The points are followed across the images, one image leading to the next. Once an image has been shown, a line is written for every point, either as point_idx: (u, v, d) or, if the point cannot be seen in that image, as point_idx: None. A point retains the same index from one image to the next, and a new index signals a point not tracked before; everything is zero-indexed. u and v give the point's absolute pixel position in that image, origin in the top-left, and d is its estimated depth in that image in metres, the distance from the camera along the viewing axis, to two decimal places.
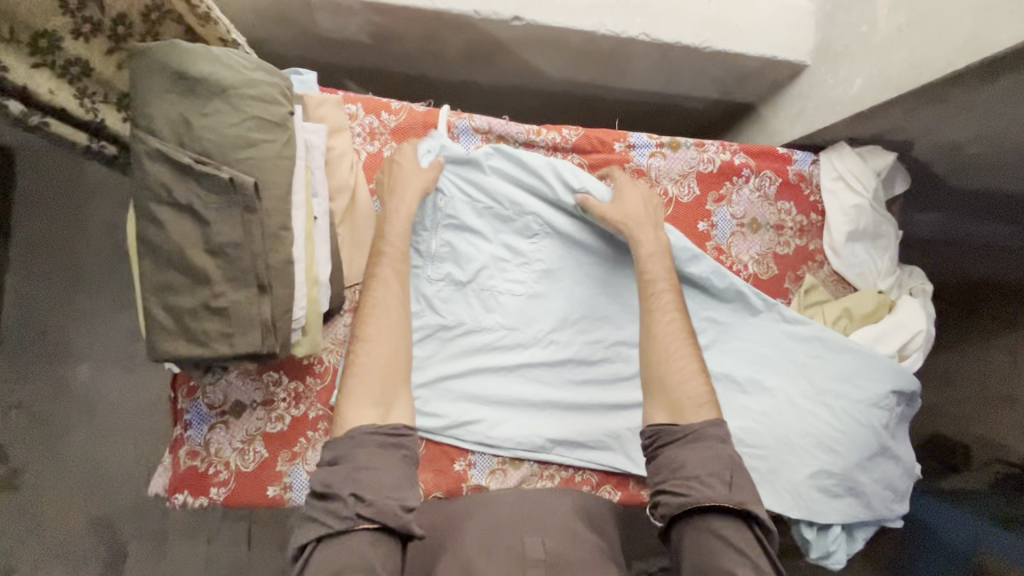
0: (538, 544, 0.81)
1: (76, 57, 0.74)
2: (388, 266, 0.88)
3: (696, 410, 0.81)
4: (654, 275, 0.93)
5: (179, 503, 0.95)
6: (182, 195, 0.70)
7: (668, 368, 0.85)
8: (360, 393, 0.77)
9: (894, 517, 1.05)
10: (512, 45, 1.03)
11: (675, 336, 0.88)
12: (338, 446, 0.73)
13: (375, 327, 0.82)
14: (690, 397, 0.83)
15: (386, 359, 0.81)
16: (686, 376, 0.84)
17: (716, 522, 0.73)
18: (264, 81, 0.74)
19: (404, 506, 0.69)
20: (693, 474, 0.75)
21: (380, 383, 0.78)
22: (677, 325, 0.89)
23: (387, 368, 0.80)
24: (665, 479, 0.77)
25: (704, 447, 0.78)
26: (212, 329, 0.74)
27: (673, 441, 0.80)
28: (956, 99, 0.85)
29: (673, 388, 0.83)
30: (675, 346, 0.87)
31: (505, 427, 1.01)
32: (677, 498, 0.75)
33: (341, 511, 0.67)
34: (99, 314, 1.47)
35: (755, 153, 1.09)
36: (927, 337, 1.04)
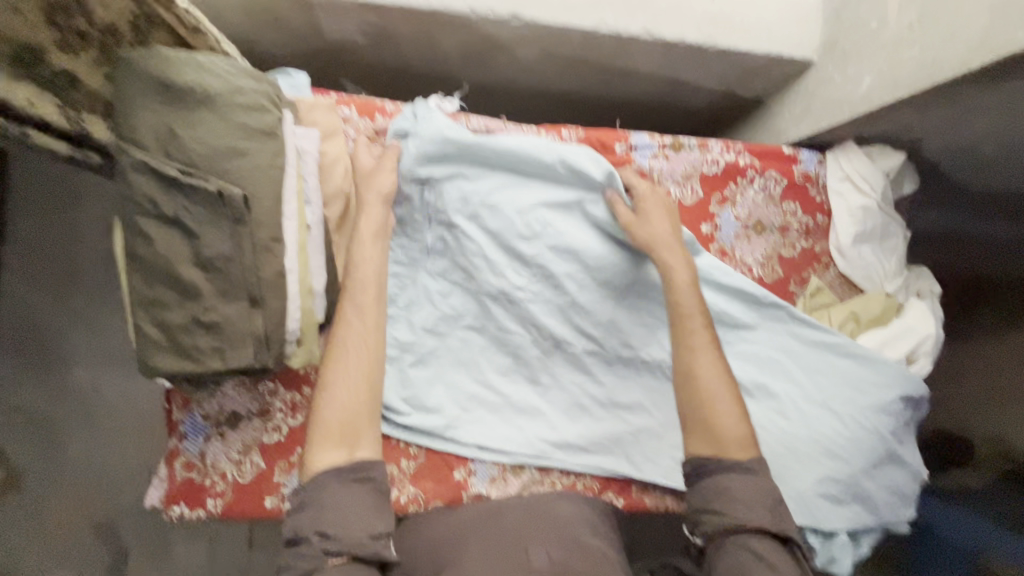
0: (544, 556, 0.81)
1: (63, 69, 0.72)
2: (348, 302, 0.84)
3: (741, 448, 0.81)
4: (688, 308, 0.89)
5: (175, 515, 0.94)
6: (169, 208, 0.68)
7: (717, 409, 0.83)
8: (323, 436, 0.77)
9: (901, 522, 1.03)
10: (510, 44, 0.99)
11: (714, 375, 0.85)
12: (303, 491, 0.74)
13: (337, 368, 0.80)
14: (733, 436, 0.82)
15: (351, 400, 0.79)
16: (729, 418, 0.82)
17: (753, 541, 0.76)
18: (253, 89, 0.71)
19: (371, 535, 0.72)
20: (738, 499, 0.79)
21: (346, 425, 0.78)
22: (716, 364, 0.85)
23: (352, 411, 0.78)
24: (709, 501, 0.80)
25: (746, 478, 0.80)
26: (204, 344, 0.72)
27: (714, 471, 0.81)
28: (968, 99, 0.82)
29: (722, 428, 0.82)
30: (714, 384, 0.84)
31: (502, 430, 1.00)
32: (720, 518, 0.78)
33: (308, 551, 0.71)
34: (94, 318, 1.45)
35: (760, 153, 1.06)
36: (935, 341, 1.02)
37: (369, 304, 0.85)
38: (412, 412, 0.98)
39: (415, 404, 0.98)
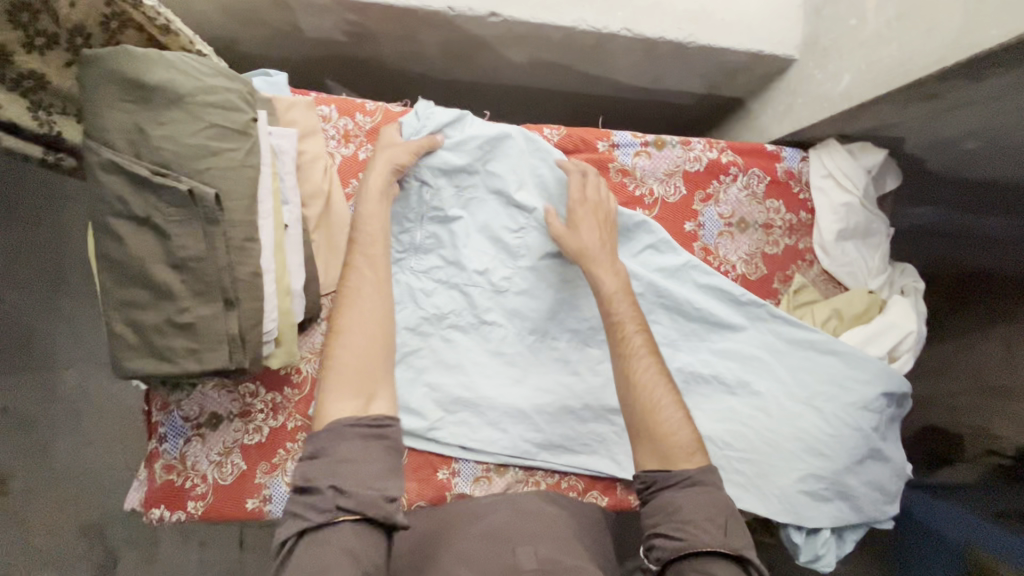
0: (531, 555, 0.78)
1: (30, 70, 0.70)
2: (360, 253, 0.84)
3: (688, 456, 0.78)
4: (621, 316, 0.87)
5: (156, 518, 0.93)
6: (141, 208, 0.67)
7: (658, 418, 0.79)
8: (339, 385, 0.74)
9: (884, 519, 1.04)
10: (490, 42, 0.99)
11: (655, 383, 0.82)
12: (317, 438, 0.70)
13: (350, 319, 0.78)
14: (679, 445, 0.78)
15: (366, 349, 0.77)
16: (675, 427, 0.79)
17: (712, 565, 0.70)
18: (225, 87, 0.70)
19: (386, 497, 0.67)
20: (688, 518, 0.73)
21: (359, 375, 0.75)
22: (654, 369, 0.83)
23: (366, 360, 0.76)
24: (660, 522, 0.75)
25: (700, 492, 0.75)
26: (178, 345, 0.71)
27: (668, 486, 0.76)
28: (947, 96, 0.82)
29: (667, 436, 0.78)
30: (659, 396, 0.81)
31: (485, 432, 0.99)
32: (673, 543, 0.72)
33: (321, 503, 0.66)
34: (79, 321, 1.44)
35: (743, 150, 1.06)
36: (918, 337, 1.02)
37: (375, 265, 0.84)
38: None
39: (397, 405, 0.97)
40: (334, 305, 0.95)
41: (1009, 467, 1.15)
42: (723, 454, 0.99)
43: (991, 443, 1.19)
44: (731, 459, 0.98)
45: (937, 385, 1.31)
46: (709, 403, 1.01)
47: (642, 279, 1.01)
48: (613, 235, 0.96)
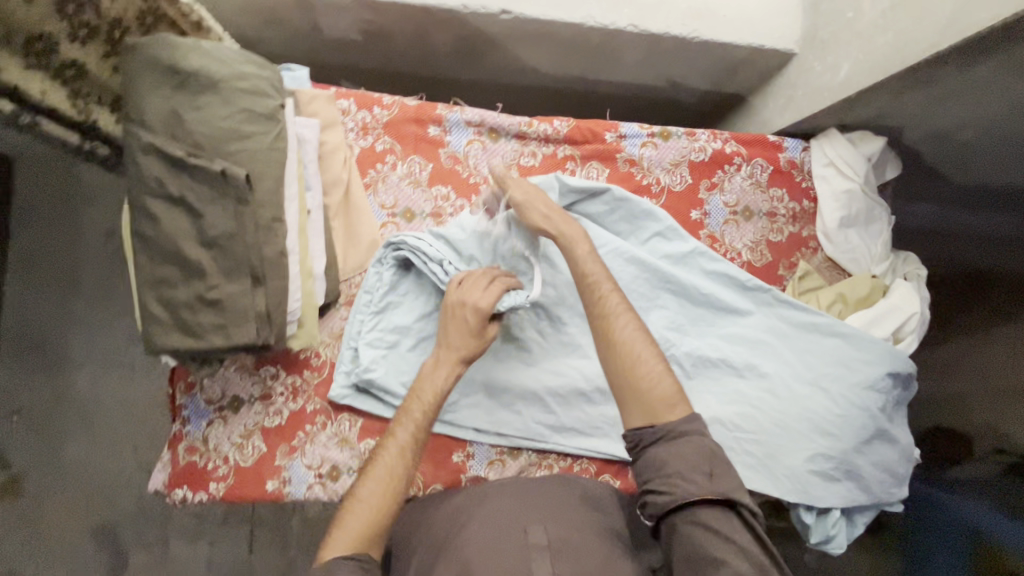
0: (541, 532, 0.83)
1: (72, 60, 0.73)
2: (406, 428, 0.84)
3: (672, 409, 0.80)
4: (596, 276, 0.90)
5: (178, 498, 0.95)
6: (176, 188, 0.71)
7: (638, 374, 0.82)
8: (338, 536, 0.75)
9: (894, 501, 1.05)
10: (502, 39, 1.03)
11: (635, 339, 0.84)
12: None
13: (369, 487, 0.79)
14: (664, 399, 0.81)
15: (371, 519, 0.76)
16: (656, 377, 0.82)
17: (704, 514, 0.75)
18: (255, 74, 0.74)
19: None
20: (674, 472, 0.77)
21: (364, 532, 0.75)
22: (634, 327, 0.85)
23: (370, 528, 0.76)
24: (650, 478, 0.78)
25: (686, 445, 0.78)
26: (207, 321, 0.74)
27: (654, 442, 0.79)
28: (941, 82, 0.85)
29: (648, 392, 0.81)
30: (640, 351, 0.83)
31: (499, 414, 1.02)
32: (662, 498, 0.77)
33: None
34: (97, 320, 1.47)
35: (747, 141, 1.09)
36: (922, 319, 1.04)
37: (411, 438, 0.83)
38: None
39: None
40: (354, 291, 0.99)
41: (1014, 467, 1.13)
42: (733, 436, 1.01)
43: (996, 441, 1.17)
44: (740, 440, 1.01)
45: (942, 385, 1.29)
46: (718, 387, 1.03)
47: (649, 264, 1.04)
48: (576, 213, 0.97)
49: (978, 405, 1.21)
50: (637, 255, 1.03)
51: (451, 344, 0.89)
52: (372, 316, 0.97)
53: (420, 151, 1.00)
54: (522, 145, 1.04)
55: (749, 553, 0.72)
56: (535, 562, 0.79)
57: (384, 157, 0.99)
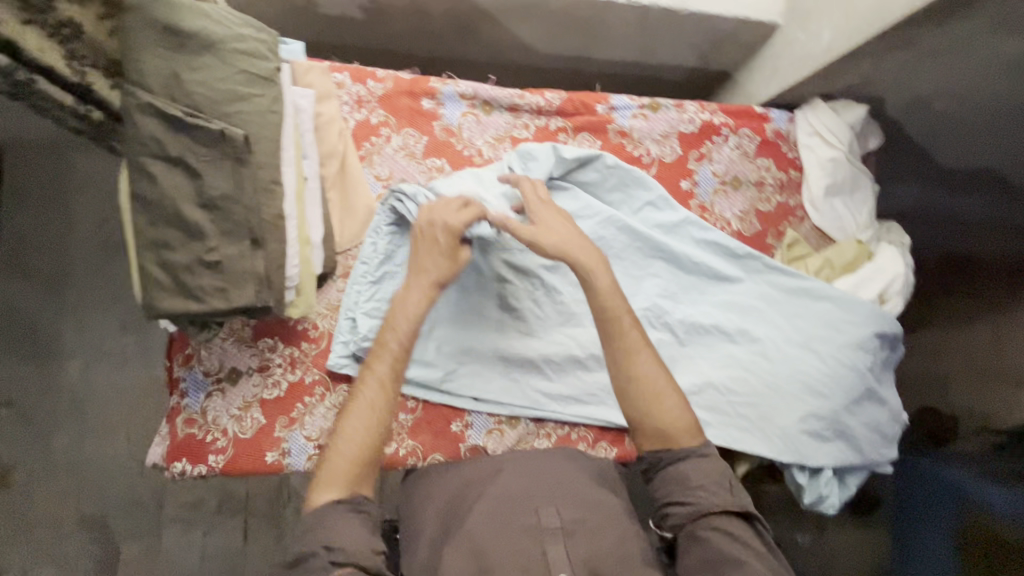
0: (554, 514, 0.86)
1: (69, 19, 0.74)
2: (384, 361, 0.85)
3: (690, 434, 0.87)
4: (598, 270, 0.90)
5: (177, 471, 0.95)
6: (176, 149, 0.71)
7: (662, 409, 0.87)
8: (329, 476, 0.79)
9: (884, 462, 1.08)
10: (495, 14, 1.04)
11: (657, 373, 0.88)
12: (307, 519, 0.77)
13: (352, 424, 0.81)
14: (684, 428, 0.87)
15: (357, 456, 0.80)
16: (677, 412, 0.88)
17: (722, 522, 0.81)
18: (252, 37, 0.76)
19: (376, 550, 0.76)
20: (696, 484, 0.84)
21: (350, 473, 0.79)
22: (654, 361, 0.89)
23: (356, 465, 0.80)
24: (672, 492, 0.85)
25: (702, 462, 0.86)
26: (207, 284, 0.75)
27: (673, 461, 0.86)
28: (919, 44, 0.88)
29: (667, 421, 0.87)
30: (662, 385, 0.88)
31: (497, 383, 1.03)
32: (684, 508, 0.83)
33: (316, 564, 0.73)
34: (90, 308, 1.46)
35: (734, 112, 1.12)
36: (906, 281, 1.07)
37: (391, 370, 0.85)
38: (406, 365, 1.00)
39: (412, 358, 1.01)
40: (350, 263, 0.99)
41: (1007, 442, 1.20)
42: (727, 400, 1.03)
43: (989, 421, 1.24)
44: (733, 403, 1.03)
45: (931, 366, 1.37)
46: (712, 352, 1.05)
47: (641, 232, 1.05)
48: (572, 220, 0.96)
49: (968, 388, 1.29)
50: (630, 225, 1.05)
51: (426, 270, 0.89)
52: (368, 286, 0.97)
53: (414, 123, 1.01)
54: (515, 117, 1.06)
55: (764, 557, 0.78)
56: (550, 548, 0.82)
57: (379, 130, 1.00)
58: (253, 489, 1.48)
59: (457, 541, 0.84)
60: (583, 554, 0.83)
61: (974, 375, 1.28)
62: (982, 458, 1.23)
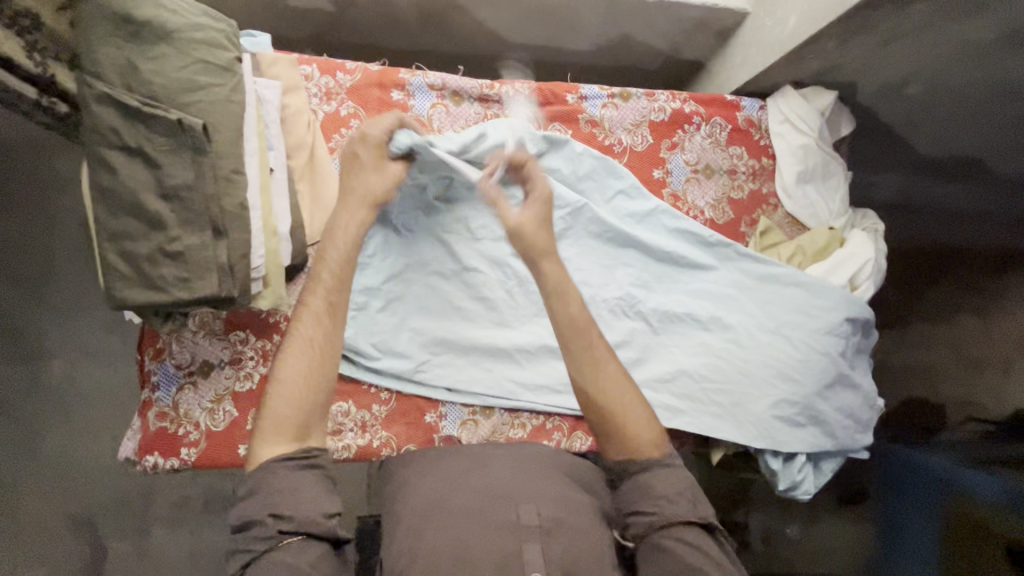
0: (532, 511, 0.84)
1: (27, 9, 0.73)
2: (321, 292, 0.82)
3: (653, 448, 0.86)
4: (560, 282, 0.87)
5: (149, 465, 0.95)
6: (133, 139, 0.71)
7: (623, 423, 0.85)
8: (275, 431, 0.76)
9: (858, 448, 1.08)
10: (464, 3, 1.04)
11: (618, 388, 0.86)
12: (253, 479, 0.74)
13: (291, 365, 0.79)
14: (644, 443, 0.86)
15: (302, 397, 0.77)
16: (640, 426, 0.86)
17: (685, 533, 0.80)
18: (210, 27, 0.76)
19: (325, 513, 0.74)
20: (660, 495, 0.82)
21: (296, 423, 0.77)
22: (617, 374, 0.87)
23: (301, 409, 0.77)
24: (637, 501, 0.83)
25: (668, 472, 0.84)
26: (169, 274, 0.75)
27: (637, 471, 0.85)
28: (881, 26, 0.89)
29: (631, 435, 0.85)
30: (625, 398, 0.86)
31: (471, 372, 1.03)
32: (646, 518, 0.82)
33: (262, 533, 0.71)
34: (71, 307, 1.44)
35: (704, 101, 1.12)
36: (877, 267, 1.08)
37: (326, 304, 0.82)
38: (379, 356, 1.00)
39: (384, 348, 1.01)
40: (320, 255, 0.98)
41: (998, 431, 1.18)
42: (700, 387, 1.03)
43: (975, 410, 1.22)
44: (706, 389, 1.03)
45: (916, 355, 1.34)
46: (686, 340, 1.05)
47: (612, 222, 1.06)
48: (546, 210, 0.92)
49: (956, 376, 1.25)
50: (601, 215, 1.05)
51: (364, 186, 0.88)
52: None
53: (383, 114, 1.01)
54: (485, 107, 1.06)
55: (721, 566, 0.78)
56: (527, 546, 0.80)
57: (348, 122, 1.00)
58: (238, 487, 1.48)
59: (430, 529, 0.83)
60: (560, 552, 0.81)
61: (963, 366, 1.24)
62: (974, 445, 1.21)
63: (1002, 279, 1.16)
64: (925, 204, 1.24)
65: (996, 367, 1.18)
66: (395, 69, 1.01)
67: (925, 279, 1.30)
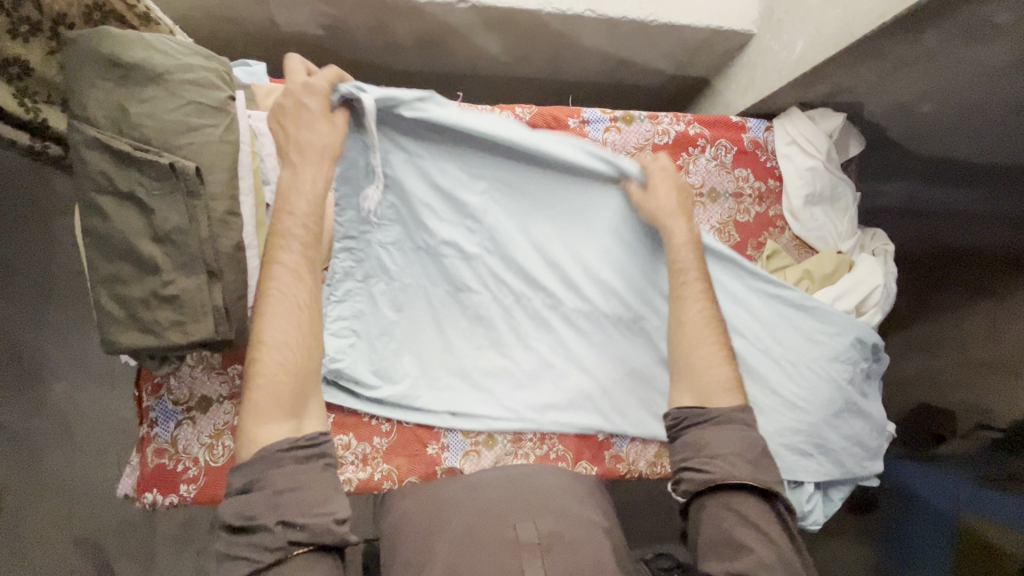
0: (530, 528, 0.83)
1: (14, 57, 0.71)
2: (295, 253, 0.78)
3: (725, 391, 0.87)
4: (684, 264, 0.96)
5: (148, 502, 0.93)
6: (125, 183, 0.70)
7: (699, 361, 0.89)
8: (271, 406, 0.72)
9: (868, 475, 1.06)
10: (463, 29, 1.02)
11: (701, 323, 0.92)
12: (248, 471, 0.70)
13: (278, 330, 0.75)
14: (717, 381, 0.88)
15: (294, 365, 0.74)
16: (715, 363, 0.89)
17: (737, 499, 0.80)
18: (201, 65, 0.74)
19: (336, 519, 0.70)
20: (718, 452, 0.82)
21: (292, 395, 0.74)
22: (706, 313, 0.93)
23: (296, 377, 0.74)
24: (689, 457, 0.83)
25: (729, 428, 0.84)
26: (164, 318, 0.73)
27: (699, 424, 0.85)
28: (891, 53, 0.87)
29: (704, 372, 0.88)
30: (704, 334, 0.91)
31: (473, 396, 1.02)
32: (700, 475, 0.81)
33: (268, 542, 0.67)
34: (73, 331, 1.43)
35: (709, 122, 1.10)
36: (886, 292, 1.06)
37: (301, 262, 0.79)
38: (380, 385, 0.98)
39: (382, 371, 0.99)
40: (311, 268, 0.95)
41: (1003, 440, 1.18)
42: None
43: (984, 418, 1.21)
44: None
45: (926, 361, 1.35)
46: None
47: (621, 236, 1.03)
48: (688, 196, 1.00)
49: (968, 382, 1.26)
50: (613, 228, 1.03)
51: (305, 143, 0.82)
52: (332, 301, 0.96)
53: None
54: None
55: (775, 544, 0.77)
56: (526, 562, 0.78)
57: None
58: None
59: (432, 556, 0.82)
60: (563, 564, 0.79)
61: (971, 367, 1.25)
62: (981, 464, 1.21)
63: (1006, 278, 1.17)
64: (929, 212, 1.26)
65: (1008, 371, 1.18)
66: None
67: (933, 283, 1.33)
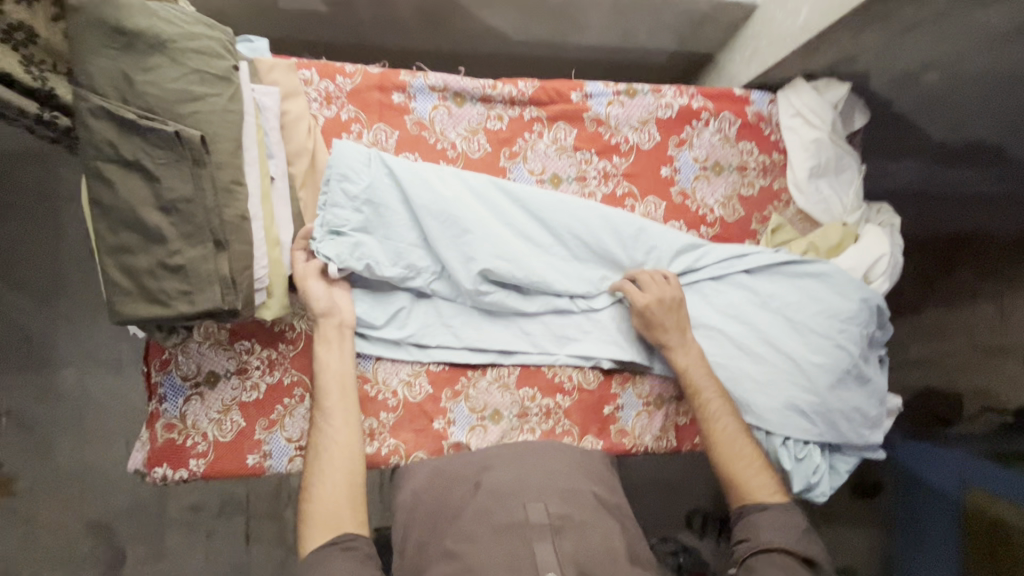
0: (541, 510, 0.81)
1: (19, 22, 0.71)
2: (336, 403, 0.88)
3: (771, 493, 0.91)
4: (700, 386, 0.97)
5: (158, 477, 0.94)
6: (131, 152, 0.71)
7: (743, 480, 0.92)
8: (318, 522, 0.80)
9: (872, 445, 1.05)
10: (465, 3, 1.02)
11: (733, 433, 0.94)
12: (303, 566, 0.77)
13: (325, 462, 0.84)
14: (763, 486, 0.91)
15: (339, 488, 0.82)
16: (755, 475, 0.92)
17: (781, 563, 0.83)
18: (204, 35, 0.74)
19: None
20: (766, 527, 0.86)
21: (337, 508, 0.81)
22: (734, 427, 0.95)
23: (340, 501, 0.81)
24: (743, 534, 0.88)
25: (778, 513, 0.88)
26: (171, 287, 0.74)
27: (755, 509, 0.89)
28: (897, 18, 0.86)
29: (749, 480, 0.92)
30: (742, 448, 0.94)
31: (494, 333, 1.02)
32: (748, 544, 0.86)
33: None
34: (80, 317, 1.44)
35: (713, 95, 1.09)
36: (892, 262, 1.05)
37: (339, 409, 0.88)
38: (391, 327, 0.98)
39: (396, 314, 0.98)
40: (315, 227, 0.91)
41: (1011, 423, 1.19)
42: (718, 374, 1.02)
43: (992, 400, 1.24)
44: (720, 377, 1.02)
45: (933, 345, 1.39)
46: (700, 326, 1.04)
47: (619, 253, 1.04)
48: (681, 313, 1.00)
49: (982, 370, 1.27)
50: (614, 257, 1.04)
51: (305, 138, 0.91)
52: None
53: (385, 118, 0.99)
54: (488, 108, 1.03)
55: None
56: (537, 545, 0.77)
57: (350, 126, 0.97)
58: (253, 492, 1.48)
59: (444, 536, 0.82)
60: (572, 549, 0.78)
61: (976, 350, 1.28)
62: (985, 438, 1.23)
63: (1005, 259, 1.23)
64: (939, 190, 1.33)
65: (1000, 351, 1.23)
66: (395, 71, 0.98)
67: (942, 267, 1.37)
